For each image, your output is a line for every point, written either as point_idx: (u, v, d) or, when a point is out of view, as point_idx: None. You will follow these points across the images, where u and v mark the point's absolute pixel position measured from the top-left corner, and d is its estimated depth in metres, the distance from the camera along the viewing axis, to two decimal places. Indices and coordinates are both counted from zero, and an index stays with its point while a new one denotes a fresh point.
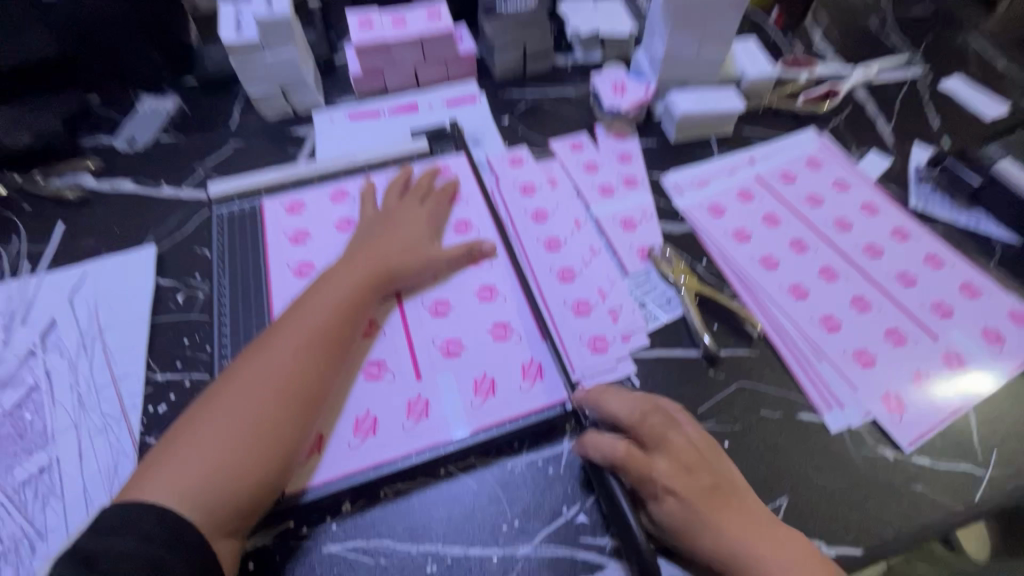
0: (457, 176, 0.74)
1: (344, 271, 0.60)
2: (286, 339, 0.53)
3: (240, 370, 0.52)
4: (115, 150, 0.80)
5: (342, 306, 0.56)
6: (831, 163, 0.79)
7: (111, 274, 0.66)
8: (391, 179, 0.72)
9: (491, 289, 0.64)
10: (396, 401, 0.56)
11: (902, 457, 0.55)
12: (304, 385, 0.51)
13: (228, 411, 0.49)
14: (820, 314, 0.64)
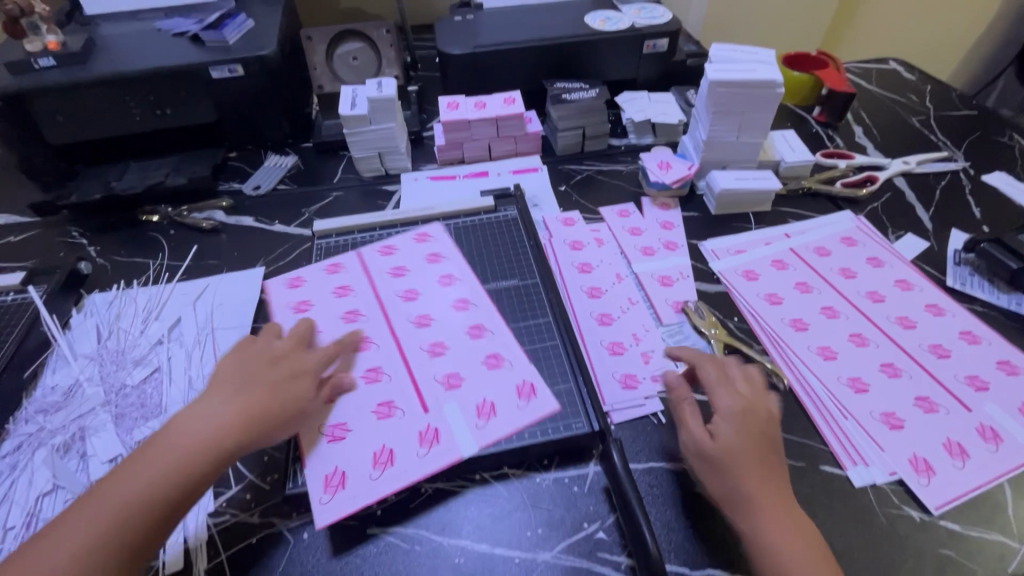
0: (435, 238, 0.82)
1: (207, 409, 0.55)
2: (129, 485, 0.49)
3: (69, 516, 0.47)
4: (243, 193, 0.98)
5: (202, 450, 0.52)
6: (866, 242, 0.84)
7: (227, 287, 0.81)
8: (407, 238, 0.82)
9: (479, 328, 0.69)
10: (408, 432, 0.59)
11: (929, 519, 0.55)
12: (135, 540, 0.47)
13: (45, 562, 0.45)
14: (848, 375, 0.66)
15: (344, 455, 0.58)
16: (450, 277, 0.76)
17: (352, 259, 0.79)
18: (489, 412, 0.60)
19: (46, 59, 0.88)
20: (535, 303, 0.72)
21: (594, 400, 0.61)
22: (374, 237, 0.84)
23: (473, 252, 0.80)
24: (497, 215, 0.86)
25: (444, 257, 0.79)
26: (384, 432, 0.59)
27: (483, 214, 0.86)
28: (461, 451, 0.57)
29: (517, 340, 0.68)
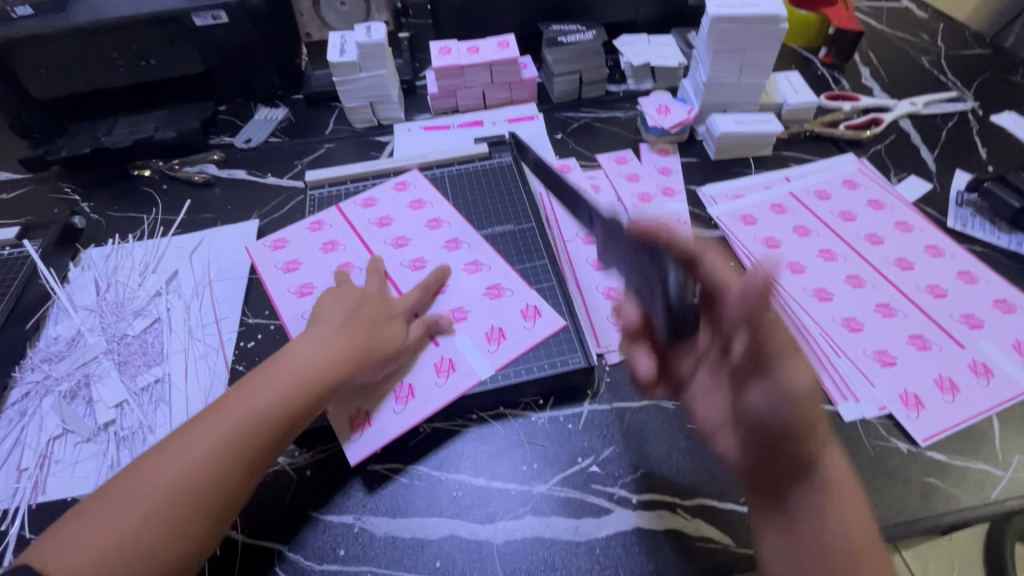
0: (415, 187, 0.81)
1: (299, 355, 0.55)
2: (220, 426, 0.49)
3: (158, 454, 0.48)
4: (234, 146, 0.97)
5: (291, 396, 0.52)
6: (869, 184, 0.82)
7: (223, 240, 0.81)
8: (388, 185, 0.81)
9: (476, 263, 0.70)
10: (424, 363, 0.61)
11: (916, 450, 0.56)
12: (225, 481, 0.48)
13: (140, 498, 0.45)
14: (842, 316, 0.66)
15: (374, 393, 0.59)
16: (442, 221, 0.76)
17: (334, 218, 0.78)
18: (491, 338, 0.62)
19: (23, 7, 0.86)
20: (531, 247, 0.72)
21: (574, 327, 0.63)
22: (367, 187, 0.82)
23: (460, 200, 0.79)
24: (491, 162, 0.85)
25: (428, 202, 0.78)
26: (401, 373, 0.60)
27: (477, 161, 0.84)
28: (477, 370, 0.60)
29: (511, 273, 0.68)
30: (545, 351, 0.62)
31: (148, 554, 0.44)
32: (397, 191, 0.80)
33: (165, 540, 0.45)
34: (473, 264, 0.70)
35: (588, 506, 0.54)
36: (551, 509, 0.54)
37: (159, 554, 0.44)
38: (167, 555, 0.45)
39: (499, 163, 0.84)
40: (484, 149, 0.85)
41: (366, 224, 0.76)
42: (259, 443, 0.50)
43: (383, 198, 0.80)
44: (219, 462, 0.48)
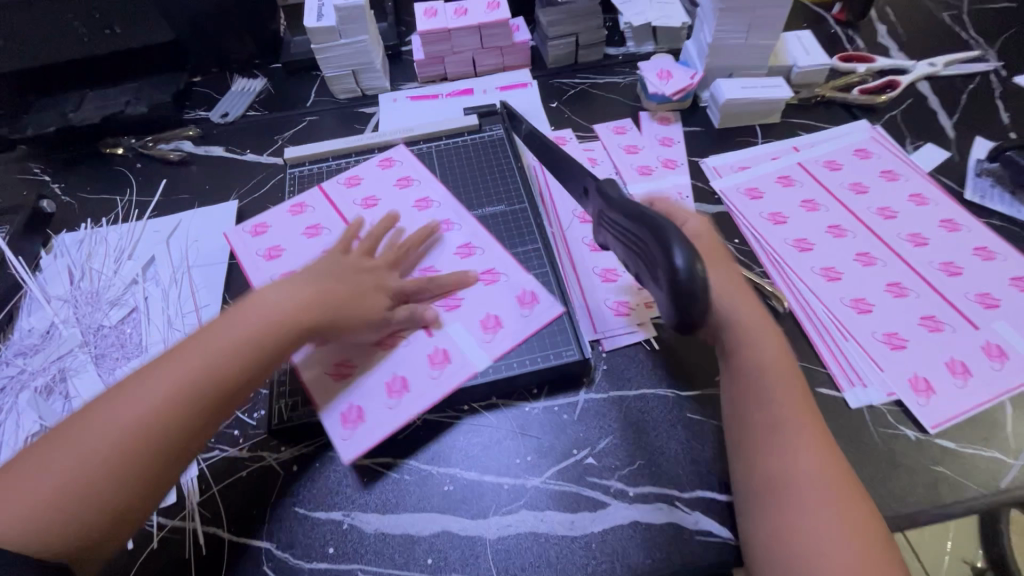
0: (401, 164, 0.76)
1: (263, 306, 0.51)
2: (170, 373, 0.46)
3: (108, 404, 0.45)
4: (211, 121, 0.92)
5: (249, 345, 0.49)
6: (883, 153, 0.77)
7: (202, 223, 0.77)
8: (371, 162, 0.77)
9: (469, 246, 0.66)
10: (417, 354, 0.57)
11: (924, 438, 0.54)
12: (179, 428, 0.45)
13: (87, 446, 0.43)
14: (851, 296, 0.63)
15: (365, 386, 0.56)
16: (431, 203, 0.71)
17: (315, 197, 0.74)
18: (483, 325, 0.59)
19: None
20: (524, 229, 0.68)
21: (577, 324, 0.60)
22: (350, 164, 0.78)
23: (450, 178, 0.75)
24: (482, 135, 0.80)
25: (415, 180, 0.74)
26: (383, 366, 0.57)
27: (467, 134, 0.80)
28: (468, 362, 0.56)
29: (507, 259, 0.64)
30: (538, 341, 0.59)
31: (100, 502, 0.42)
32: (384, 171, 0.76)
33: (115, 490, 0.42)
34: (467, 247, 0.66)
35: (583, 499, 0.52)
36: (546, 504, 0.52)
37: (109, 501, 0.42)
38: (118, 501, 0.43)
39: (490, 137, 0.79)
40: (474, 121, 0.80)
41: (351, 204, 0.72)
42: (216, 392, 0.47)
43: (370, 177, 0.75)
44: (174, 408, 0.45)
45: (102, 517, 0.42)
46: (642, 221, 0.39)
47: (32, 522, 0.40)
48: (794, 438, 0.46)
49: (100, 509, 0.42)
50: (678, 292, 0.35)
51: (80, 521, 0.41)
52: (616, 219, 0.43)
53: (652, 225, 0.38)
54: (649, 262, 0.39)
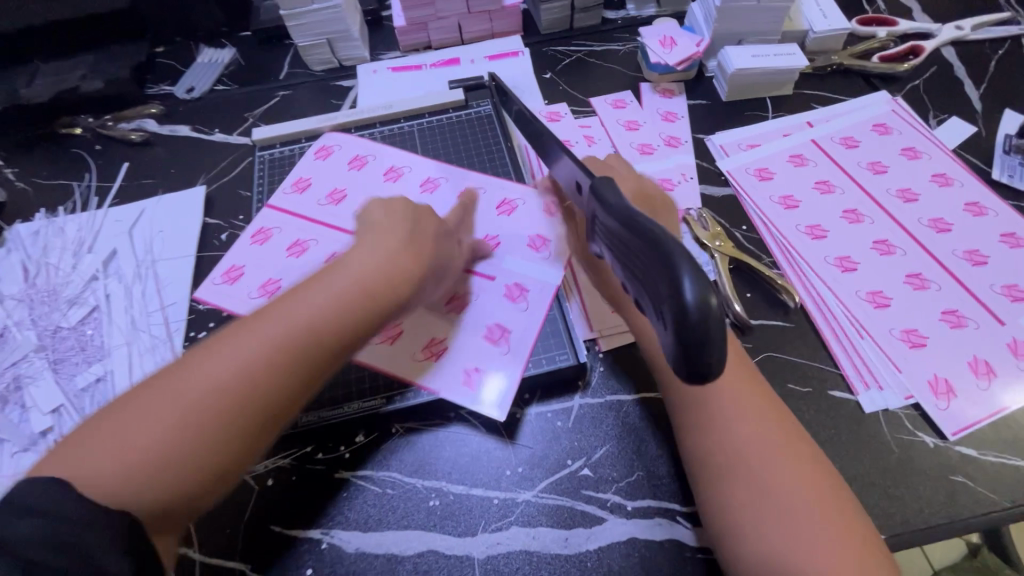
0: (348, 146, 0.69)
1: (363, 258, 0.45)
2: (270, 328, 0.41)
3: (197, 357, 0.40)
4: (175, 97, 0.84)
5: (354, 302, 0.43)
6: (903, 129, 0.71)
7: (167, 211, 0.72)
8: (310, 154, 0.69)
9: (504, 204, 0.63)
10: (493, 304, 0.57)
11: (943, 445, 0.50)
12: (271, 394, 0.40)
13: (184, 396, 0.38)
14: (867, 289, 0.59)
15: (449, 336, 0.56)
16: (438, 180, 0.66)
17: (272, 215, 0.64)
18: (519, 297, 0.57)
19: None
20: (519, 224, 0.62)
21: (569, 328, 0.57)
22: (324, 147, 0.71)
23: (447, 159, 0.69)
24: (468, 112, 0.73)
25: (368, 156, 0.68)
26: (425, 369, 0.54)
27: (452, 111, 0.73)
28: (513, 330, 0.55)
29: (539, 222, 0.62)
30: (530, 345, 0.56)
31: (186, 462, 0.37)
32: (349, 167, 0.67)
33: (206, 452, 0.38)
34: (506, 203, 0.64)
35: (578, 514, 0.49)
36: (538, 519, 0.49)
37: (196, 463, 0.38)
38: (205, 463, 0.38)
39: (477, 114, 0.73)
40: (459, 96, 0.73)
41: (315, 206, 0.65)
42: (320, 353, 0.42)
43: (330, 167, 0.68)
44: (269, 368, 0.40)
45: (189, 481, 0.38)
46: (644, 237, 0.31)
47: (125, 477, 0.36)
48: (734, 404, 0.44)
49: (186, 471, 0.38)
50: (684, 331, 0.28)
51: (167, 483, 0.37)
52: (617, 234, 0.35)
53: (658, 249, 0.30)
54: (650, 294, 0.31)
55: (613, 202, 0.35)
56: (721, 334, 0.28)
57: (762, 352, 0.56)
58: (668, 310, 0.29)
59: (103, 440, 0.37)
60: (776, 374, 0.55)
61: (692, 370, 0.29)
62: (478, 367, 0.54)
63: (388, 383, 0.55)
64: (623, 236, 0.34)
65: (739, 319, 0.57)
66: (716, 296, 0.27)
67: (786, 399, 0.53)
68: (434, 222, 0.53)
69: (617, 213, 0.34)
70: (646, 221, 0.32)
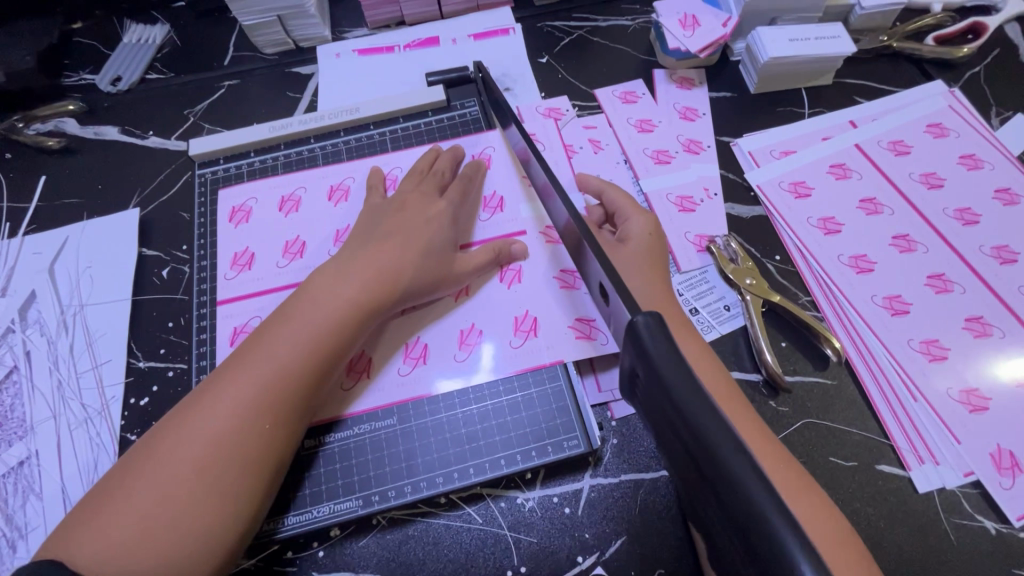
0: (263, 194, 0.56)
1: (325, 295, 0.44)
2: (239, 387, 0.41)
3: (174, 425, 0.40)
4: (98, 89, 0.70)
5: (316, 342, 0.43)
6: (962, 130, 0.61)
7: (95, 240, 0.60)
8: (229, 213, 0.56)
9: (495, 200, 0.55)
10: (512, 318, 0.50)
11: (1006, 530, 0.44)
12: (254, 444, 0.40)
13: (168, 467, 0.39)
14: (921, 337, 0.51)
15: (488, 341, 0.49)
16: (399, 175, 0.57)
17: (236, 307, 0.52)
18: (559, 235, 0.53)
19: None
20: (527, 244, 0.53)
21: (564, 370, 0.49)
22: (276, 162, 0.58)
23: None
24: (452, 113, 0.60)
25: (297, 195, 0.56)
26: (525, 353, 0.49)
27: (431, 114, 0.60)
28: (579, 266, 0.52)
29: (514, 167, 0.56)
30: (532, 427, 0.47)
31: (183, 527, 0.37)
32: (280, 214, 0.56)
33: (201, 513, 0.38)
34: (479, 156, 0.57)
35: None
36: None
37: (206, 523, 0.38)
38: (211, 524, 0.38)
39: (463, 115, 0.60)
40: (440, 94, 0.60)
41: (275, 270, 0.53)
42: (296, 393, 0.42)
43: (257, 229, 0.55)
44: (246, 417, 0.40)
45: (196, 551, 0.37)
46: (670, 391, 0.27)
47: (119, 561, 0.36)
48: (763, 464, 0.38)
49: (185, 537, 0.37)
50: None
51: (166, 557, 0.37)
52: (680, 435, 0.27)
53: (757, 514, 0.23)
54: (734, 539, 0.25)
55: (677, 386, 0.26)
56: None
57: (800, 417, 0.48)
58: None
59: (101, 525, 0.37)
60: (817, 445, 0.47)
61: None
62: (575, 313, 0.50)
63: (366, 479, 0.46)
64: (691, 448, 0.26)
65: (774, 379, 0.49)
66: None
67: (830, 478, 0.46)
68: (423, 209, 0.51)
69: (686, 417, 0.26)
70: (738, 458, 0.24)
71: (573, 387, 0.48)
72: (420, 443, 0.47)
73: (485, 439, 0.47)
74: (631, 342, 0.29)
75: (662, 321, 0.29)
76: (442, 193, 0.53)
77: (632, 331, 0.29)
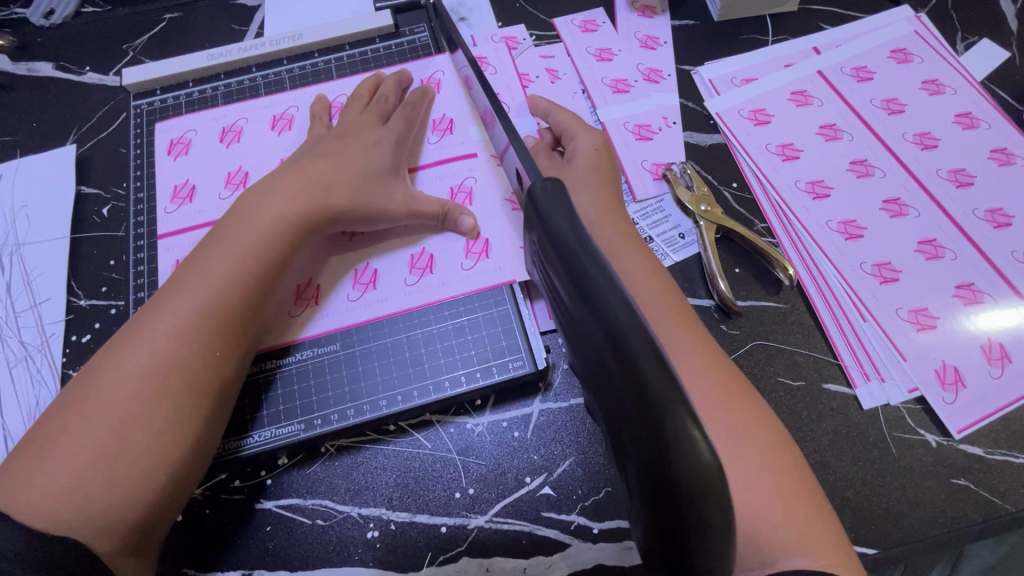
0: (201, 124, 0.54)
1: (259, 219, 0.42)
2: (173, 313, 0.38)
3: (105, 361, 0.37)
4: (30, 23, 0.66)
5: (256, 264, 0.41)
6: (927, 55, 0.59)
7: (30, 178, 0.58)
8: (166, 144, 0.53)
9: (447, 121, 0.53)
10: (459, 241, 0.49)
11: (947, 443, 0.45)
12: (199, 370, 0.38)
13: (106, 404, 0.35)
14: (874, 260, 0.50)
15: (438, 264, 0.49)
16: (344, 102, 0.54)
17: (178, 241, 0.49)
18: None
19: None
20: (475, 167, 0.52)
21: (511, 295, 0.48)
22: (216, 92, 0.56)
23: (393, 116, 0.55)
24: (401, 39, 0.58)
25: (237, 126, 0.54)
26: (475, 275, 0.48)
27: (379, 40, 0.58)
28: None
29: (464, 92, 0.54)
30: (477, 350, 0.46)
31: (136, 464, 0.35)
32: (221, 145, 0.53)
33: (152, 447, 0.35)
34: (428, 80, 0.55)
35: (537, 540, 0.43)
36: (493, 548, 0.43)
37: (158, 454, 0.36)
38: (164, 454, 0.36)
39: (412, 41, 0.57)
40: (388, 20, 0.57)
41: (218, 203, 0.50)
42: (238, 314, 0.40)
43: (196, 160, 0.52)
44: (189, 346, 0.38)
45: (151, 482, 0.35)
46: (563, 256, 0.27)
47: (68, 503, 0.33)
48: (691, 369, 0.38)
49: (138, 473, 0.35)
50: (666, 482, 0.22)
51: (120, 496, 0.34)
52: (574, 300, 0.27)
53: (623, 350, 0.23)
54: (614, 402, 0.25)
55: (570, 247, 0.27)
56: (718, 500, 0.22)
57: (750, 340, 0.48)
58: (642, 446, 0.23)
59: (40, 472, 0.34)
60: (766, 367, 0.47)
61: (662, 524, 0.23)
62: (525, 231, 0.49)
63: (309, 404, 0.46)
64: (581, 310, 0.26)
65: (725, 303, 0.48)
66: (703, 432, 0.21)
67: (778, 397, 0.46)
68: (362, 136, 0.49)
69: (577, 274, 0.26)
70: (615, 298, 0.24)
71: (519, 307, 0.48)
72: (367, 368, 0.46)
73: (430, 363, 0.46)
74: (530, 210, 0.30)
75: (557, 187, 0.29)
76: (386, 120, 0.51)
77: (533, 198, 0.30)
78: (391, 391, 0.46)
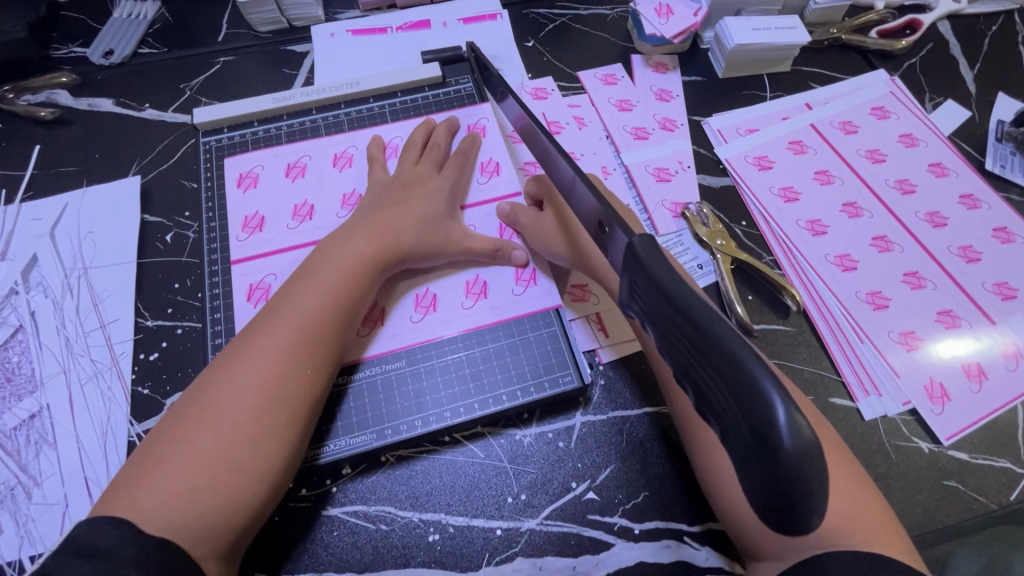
0: (266, 161, 0.59)
1: (344, 254, 0.49)
2: (275, 337, 0.45)
3: (216, 378, 0.43)
4: (91, 63, 0.70)
5: (342, 294, 0.48)
6: (902, 113, 0.69)
7: (96, 206, 0.61)
8: (234, 178, 0.58)
9: (495, 165, 0.60)
10: (505, 269, 0.55)
11: (938, 449, 0.51)
12: (296, 387, 0.44)
13: (219, 416, 0.41)
14: (867, 289, 0.58)
15: (490, 287, 0.54)
16: (398, 144, 0.60)
17: (248, 267, 0.54)
18: None
19: None
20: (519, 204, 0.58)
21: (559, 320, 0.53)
22: (279, 131, 0.61)
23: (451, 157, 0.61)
24: (447, 89, 0.64)
25: (304, 164, 0.59)
26: (526, 299, 0.54)
27: (428, 89, 0.64)
28: None
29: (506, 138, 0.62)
30: (529, 367, 0.52)
31: (242, 471, 0.40)
32: (287, 179, 0.58)
33: (257, 454, 0.41)
34: (474, 126, 0.62)
35: (585, 541, 0.47)
36: (545, 549, 0.47)
37: (262, 461, 0.41)
38: (266, 462, 0.41)
39: (458, 91, 0.64)
40: (437, 71, 0.64)
41: (287, 232, 0.55)
42: (326, 338, 0.46)
43: (265, 193, 0.57)
44: (288, 364, 0.44)
45: (254, 487, 0.41)
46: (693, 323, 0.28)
47: (182, 509, 0.38)
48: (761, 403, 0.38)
49: (242, 478, 0.40)
50: (785, 479, 0.25)
51: (230, 500, 0.40)
52: (677, 325, 0.29)
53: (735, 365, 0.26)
54: (718, 401, 0.27)
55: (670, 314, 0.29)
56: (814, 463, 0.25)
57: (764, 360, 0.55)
58: (764, 478, 0.26)
59: (159, 479, 0.39)
60: None
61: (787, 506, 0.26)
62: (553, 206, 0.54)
63: (376, 415, 0.50)
64: (687, 338, 0.28)
65: (743, 325, 0.55)
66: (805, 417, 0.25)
67: None
68: (423, 185, 0.55)
69: (680, 307, 0.28)
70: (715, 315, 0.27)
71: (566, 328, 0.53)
72: (427, 382, 0.51)
73: (487, 377, 0.51)
74: (630, 263, 0.32)
75: (655, 239, 0.32)
76: (443, 170, 0.57)
77: (631, 249, 0.32)
78: (452, 403, 0.50)
